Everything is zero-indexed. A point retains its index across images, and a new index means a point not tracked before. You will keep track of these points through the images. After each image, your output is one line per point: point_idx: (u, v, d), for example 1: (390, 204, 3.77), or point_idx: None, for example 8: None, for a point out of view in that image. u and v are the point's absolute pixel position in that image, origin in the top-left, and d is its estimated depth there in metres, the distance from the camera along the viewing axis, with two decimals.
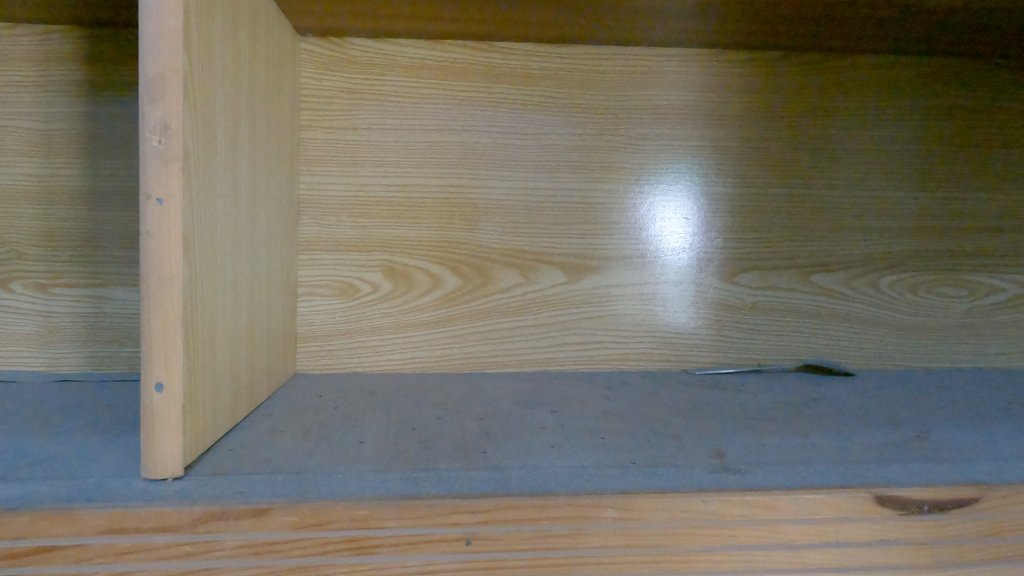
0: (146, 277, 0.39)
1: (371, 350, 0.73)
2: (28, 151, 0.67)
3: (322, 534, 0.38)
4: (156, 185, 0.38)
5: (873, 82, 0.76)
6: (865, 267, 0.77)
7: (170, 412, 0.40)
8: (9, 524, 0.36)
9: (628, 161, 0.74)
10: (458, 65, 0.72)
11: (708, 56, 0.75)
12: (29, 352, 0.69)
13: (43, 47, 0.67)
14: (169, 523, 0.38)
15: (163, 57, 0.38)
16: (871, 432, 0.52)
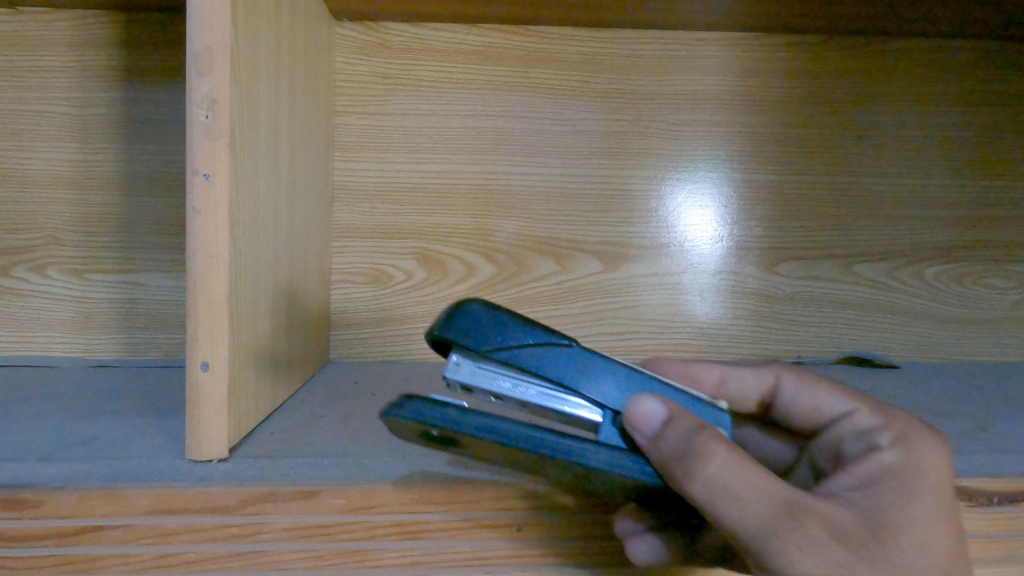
0: (192, 254, 0.38)
1: (405, 339, 0.72)
2: (66, 137, 0.67)
3: (372, 517, 0.38)
4: (202, 160, 0.38)
5: (920, 67, 0.74)
6: (909, 257, 0.75)
7: (216, 392, 0.39)
8: (58, 502, 0.36)
9: (665, 148, 0.73)
10: (495, 50, 0.71)
11: (746, 39, 0.73)
12: (64, 337, 0.69)
13: (81, 32, 0.67)
14: (217, 505, 0.37)
15: (210, 29, 0.37)
16: (923, 424, 0.51)
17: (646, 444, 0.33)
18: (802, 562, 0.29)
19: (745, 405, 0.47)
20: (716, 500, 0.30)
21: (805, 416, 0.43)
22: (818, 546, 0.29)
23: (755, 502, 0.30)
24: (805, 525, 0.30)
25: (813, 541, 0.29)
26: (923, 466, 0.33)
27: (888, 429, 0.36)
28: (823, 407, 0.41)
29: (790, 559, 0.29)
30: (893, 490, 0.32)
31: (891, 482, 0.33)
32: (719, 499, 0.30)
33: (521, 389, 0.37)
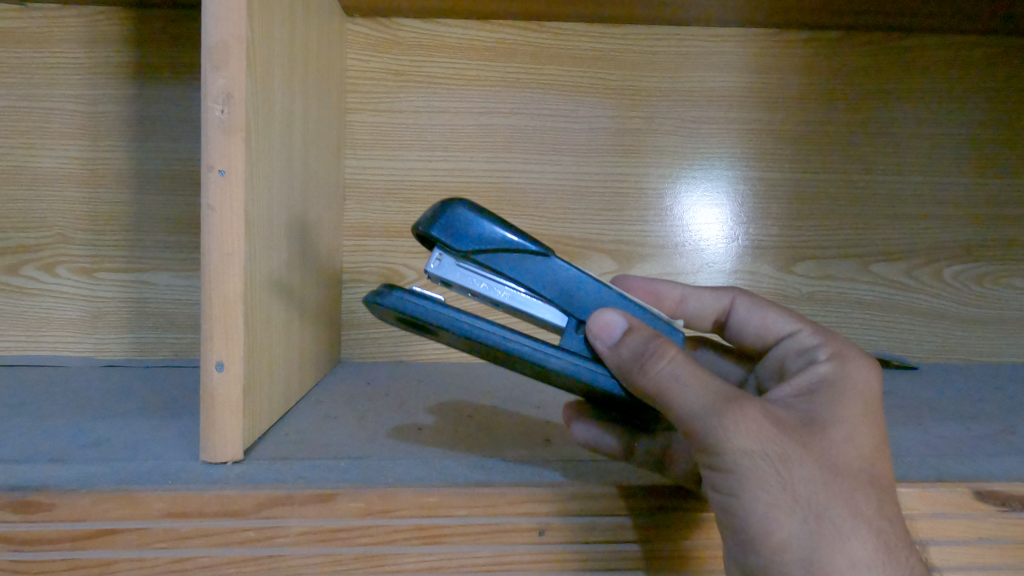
0: (207, 251, 0.37)
1: (417, 339, 0.71)
2: (76, 135, 0.67)
3: (390, 522, 0.37)
4: (218, 156, 0.37)
5: (939, 63, 0.73)
6: (928, 256, 0.74)
7: (230, 393, 0.38)
8: (71, 505, 0.35)
9: (680, 146, 0.72)
10: (508, 46, 0.70)
11: (761, 36, 0.72)
12: (73, 336, 0.68)
13: (91, 29, 0.66)
14: (232, 508, 0.36)
15: (225, 21, 0.37)
16: (948, 427, 0.50)
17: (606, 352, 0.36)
18: (744, 443, 0.31)
19: (701, 325, 0.52)
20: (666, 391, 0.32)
21: (751, 334, 0.47)
22: (760, 430, 0.31)
23: (700, 387, 0.32)
24: (744, 408, 0.31)
25: (752, 421, 0.31)
26: (856, 376, 0.36)
27: (826, 345, 0.39)
28: (769, 326, 0.46)
29: (731, 438, 0.31)
30: (827, 394, 0.35)
31: (827, 388, 0.35)
32: (668, 385, 0.32)
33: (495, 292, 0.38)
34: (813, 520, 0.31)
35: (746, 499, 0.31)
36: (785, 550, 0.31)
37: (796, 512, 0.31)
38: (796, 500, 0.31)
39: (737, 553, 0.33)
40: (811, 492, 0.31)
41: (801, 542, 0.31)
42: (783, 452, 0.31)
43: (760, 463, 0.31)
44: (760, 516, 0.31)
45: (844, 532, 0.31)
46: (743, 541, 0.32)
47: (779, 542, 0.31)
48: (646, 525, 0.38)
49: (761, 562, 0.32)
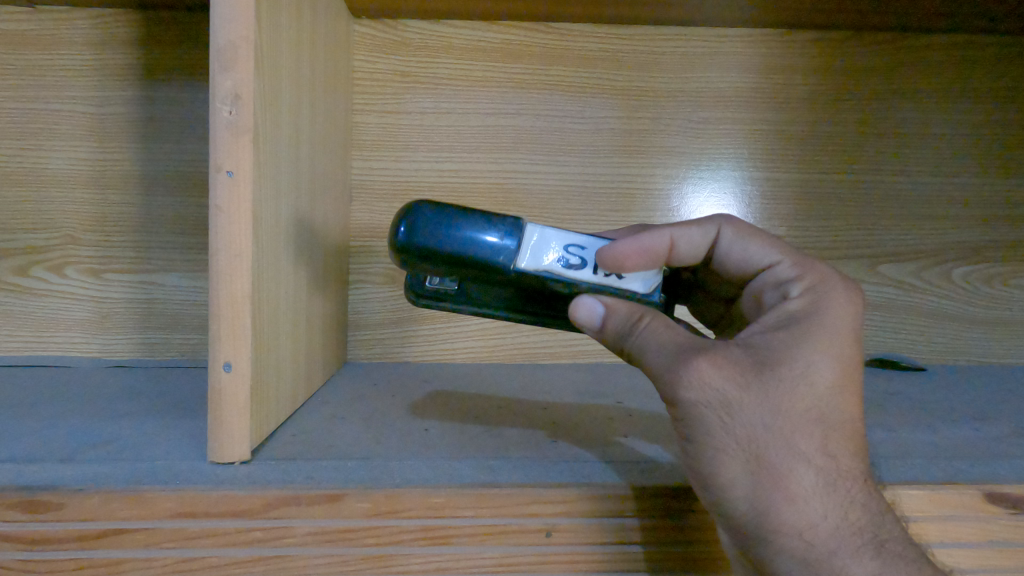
0: (215, 252, 0.37)
1: (423, 339, 0.71)
2: (84, 136, 0.67)
3: (397, 522, 0.37)
4: (226, 157, 0.37)
5: (947, 63, 0.73)
6: (937, 257, 0.74)
7: (238, 393, 0.39)
8: (80, 505, 0.35)
9: (687, 146, 0.72)
10: (515, 47, 0.70)
11: (768, 36, 0.72)
12: (81, 337, 0.68)
13: (99, 31, 0.67)
14: (239, 509, 0.36)
15: (234, 23, 0.37)
16: (956, 429, 0.50)
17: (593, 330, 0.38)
18: (689, 390, 0.33)
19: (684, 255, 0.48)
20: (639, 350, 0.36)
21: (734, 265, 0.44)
22: (705, 376, 0.33)
23: (665, 346, 0.35)
24: (699, 364, 0.33)
25: (703, 373, 0.33)
26: (825, 313, 0.36)
27: (801, 280, 0.39)
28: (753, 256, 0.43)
29: (681, 389, 0.34)
30: (791, 334, 0.35)
31: (793, 327, 0.36)
32: (641, 346, 0.35)
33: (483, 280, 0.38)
34: (755, 459, 0.33)
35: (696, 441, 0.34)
36: (729, 485, 0.34)
37: (739, 453, 0.33)
38: (738, 442, 0.33)
39: (695, 487, 0.36)
40: (751, 434, 0.33)
41: (743, 478, 0.33)
42: (728, 398, 0.33)
43: (705, 410, 0.33)
44: (708, 455, 0.34)
45: (784, 469, 0.33)
46: (696, 476, 0.35)
47: (724, 477, 0.34)
48: (658, 527, 0.38)
49: (712, 496, 0.35)
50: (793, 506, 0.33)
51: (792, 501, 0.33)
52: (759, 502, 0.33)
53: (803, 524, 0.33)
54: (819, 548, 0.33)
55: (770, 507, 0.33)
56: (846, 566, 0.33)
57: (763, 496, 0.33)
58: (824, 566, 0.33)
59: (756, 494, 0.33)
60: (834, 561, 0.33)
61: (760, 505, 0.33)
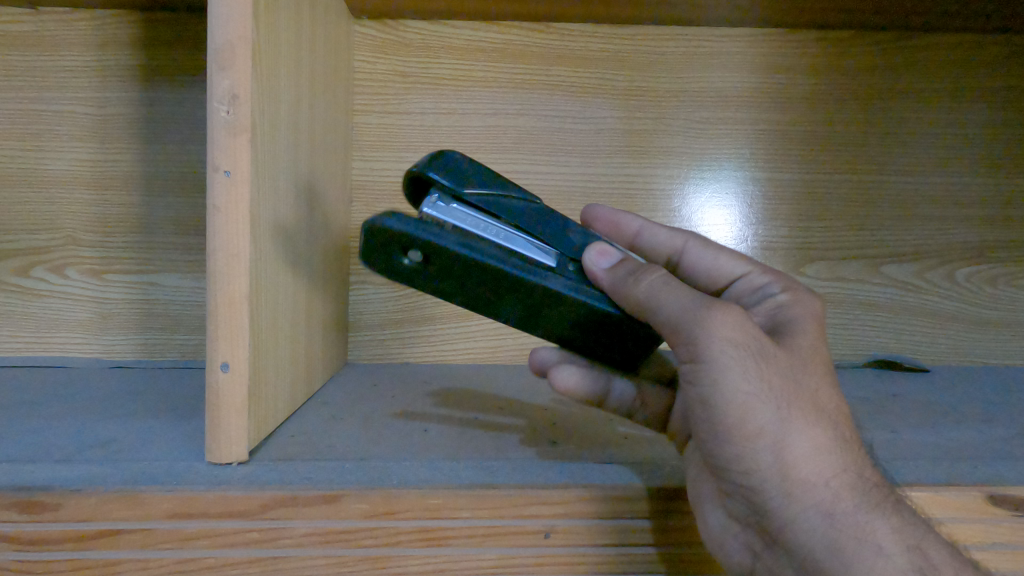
0: (213, 252, 0.37)
1: (423, 340, 0.71)
2: (85, 137, 0.67)
3: (395, 524, 0.36)
4: (223, 157, 0.37)
5: (950, 62, 0.72)
6: (940, 258, 0.73)
7: (236, 392, 0.38)
8: (77, 506, 0.35)
9: (688, 147, 0.71)
10: (515, 48, 0.70)
11: (770, 36, 0.71)
12: (83, 338, 0.68)
13: (100, 32, 0.67)
14: (236, 509, 0.36)
15: (232, 24, 0.37)
16: (962, 430, 0.49)
17: (600, 273, 0.38)
18: (724, 330, 0.33)
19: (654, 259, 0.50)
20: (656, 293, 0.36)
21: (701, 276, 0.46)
22: (738, 321, 0.33)
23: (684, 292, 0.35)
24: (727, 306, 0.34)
25: (733, 316, 0.33)
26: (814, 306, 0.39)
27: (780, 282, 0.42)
28: (719, 269, 0.45)
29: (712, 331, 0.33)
30: (786, 320, 0.38)
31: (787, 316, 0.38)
32: (655, 290, 0.36)
33: (490, 231, 0.37)
34: (785, 405, 0.33)
35: (726, 388, 0.33)
36: (759, 434, 0.33)
37: (771, 399, 0.33)
38: (770, 388, 0.33)
39: (711, 445, 0.35)
40: (782, 382, 0.33)
41: (774, 427, 0.33)
42: (756, 345, 0.33)
43: (737, 352, 0.33)
44: (737, 403, 0.33)
45: (811, 420, 0.33)
46: (716, 430, 0.34)
47: (755, 425, 0.33)
48: (663, 528, 0.38)
49: (736, 449, 0.33)
50: (820, 456, 0.33)
51: (819, 452, 0.33)
52: (787, 451, 0.33)
53: (828, 476, 0.33)
54: (846, 502, 0.33)
55: (799, 457, 0.33)
56: (871, 517, 0.33)
57: (792, 445, 0.33)
58: (850, 517, 0.32)
59: (786, 442, 0.33)
60: (859, 514, 0.33)
61: (786, 457, 0.33)
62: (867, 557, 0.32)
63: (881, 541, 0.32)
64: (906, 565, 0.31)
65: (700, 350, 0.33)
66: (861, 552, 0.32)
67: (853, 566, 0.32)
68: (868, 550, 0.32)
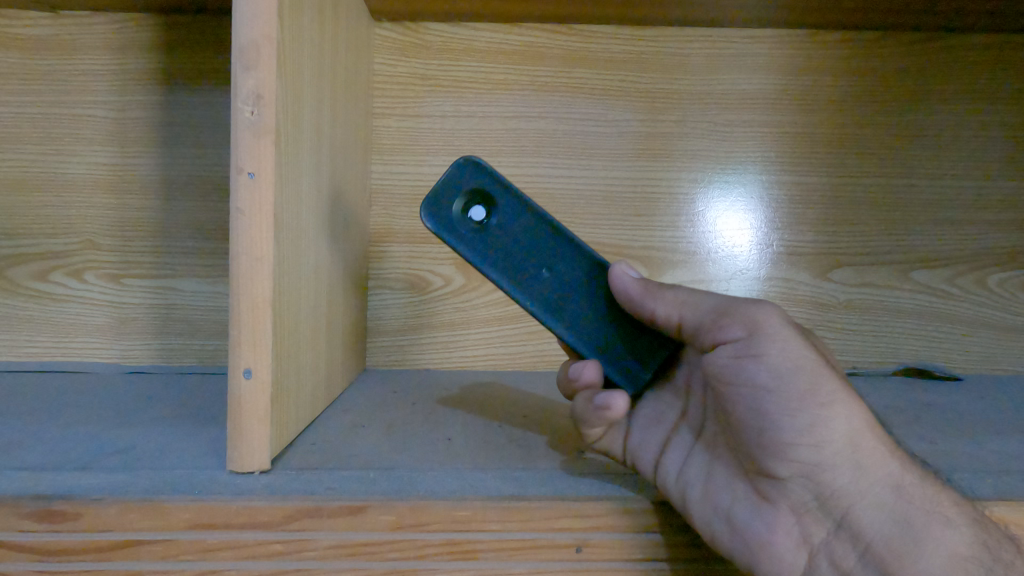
0: (236, 256, 0.36)
1: (442, 346, 0.70)
2: (105, 141, 0.67)
3: (421, 536, 0.35)
4: (248, 158, 0.36)
5: (980, 63, 0.71)
6: (971, 263, 0.72)
7: (258, 401, 0.37)
8: (97, 515, 0.34)
9: (711, 150, 0.70)
10: (536, 50, 0.69)
11: (796, 36, 0.70)
12: (101, 343, 0.68)
13: (120, 36, 0.67)
14: (259, 520, 0.35)
15: (257, 23, 0.36)
16: (1005, 441, 0.48)
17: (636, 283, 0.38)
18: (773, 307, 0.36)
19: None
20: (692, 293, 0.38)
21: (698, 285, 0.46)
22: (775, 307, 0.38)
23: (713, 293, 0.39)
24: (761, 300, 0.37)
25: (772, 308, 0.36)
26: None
27: None
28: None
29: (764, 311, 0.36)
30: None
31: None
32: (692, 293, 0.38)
33: None
34: (838, 382, 0.35)
35: (792, 359, 0.35)
36: (827, 404, 0.34)
37: (828, 374, 0.35)
38: (823, 365, 0.35)
39: (774, 422, 0.34)
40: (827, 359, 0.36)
41: (837, 401, 0.34)
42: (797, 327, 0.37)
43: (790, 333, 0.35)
44: (802, 377, 0.34)
45: (860, 395, 0.35)
46: (784, 404, 0.34)
47: (826, 395, 0.34)
48: (689, 542, 0.37)
49: (807, 422, 0.34)
50: (876, 430, 0.34)
51: (877, 424, 0.35)
52: (851, 425, 0.34)
53: (886, 449, 0.34)
54: (909, 475, 0.34)
55: (863, 430, 0.34)
56: (933, 491, 0.34)
57: (854, 419, 0.34)
58: (915, 490, 0.34)
59: (850, 413, 0.34)
60: (918, 486, 0.34)
61: (852, 429, 0.34)
62: (936, 528, 0.33)
63: (946, 513, 0.33)
64: (969, 536, 0.33)
65: (760, 324, 0.36)
66: (929, 524, 0.33)
67: (925, 537, 0.33)
68: (935, 521, 0.33)
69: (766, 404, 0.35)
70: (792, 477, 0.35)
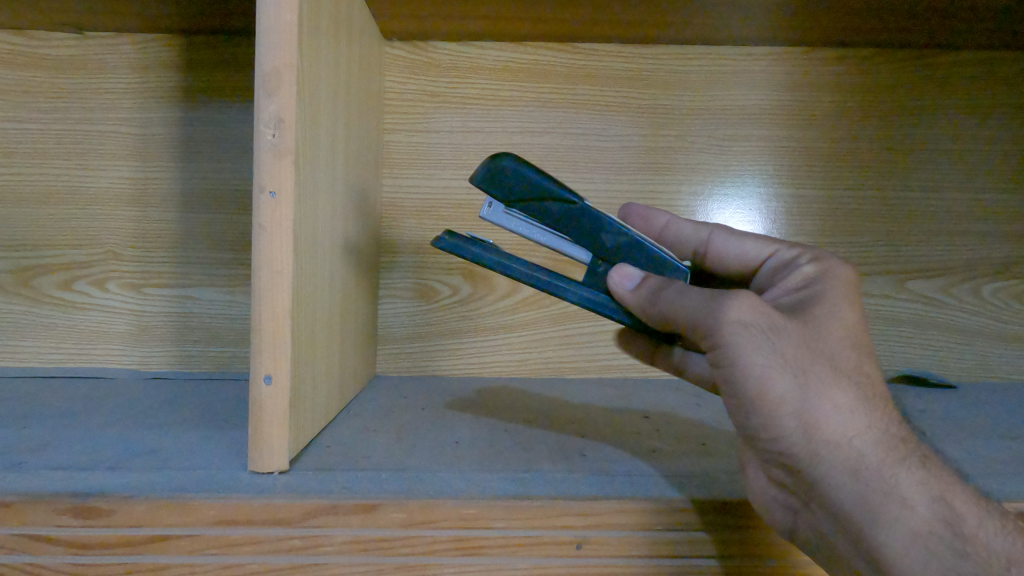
0: (258, 269, 0.39)
1: (450, 353, 0.72)
2: (127, 156, 0.70)
3: (431, 532, 0.38)
4: (269, 179, 0.39)
5: (972, 79, 0.73)
6: (965, 273, 0.73)
7: (278, 405, 0.40)
8: (128, 513, 0.37)
9: (711, 163, 0.72)
10: (541, 68, 0.71)
11: (794, 54, 0.72)
12: (122, 349, 0.71)
13: (142, 56, 0.70)
14: (279, 517, 0.37)
15: (278, 52, 0.38)
16: (993, 447, 0.50)
17: (626, 296, 0.40)
18: (735, 314, 0.34)
19: (678, 253, 0.53)
20: (678, 300, 0.37)
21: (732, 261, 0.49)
22: (750, 303, 0.34)
23: (699, 294, 0.36)
24: (737, 292, 0.35)
25: (745, 300, 0.34)
26: (831, 279, 0.38)
27: (806, 252, 0.42)
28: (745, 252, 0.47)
29: (729, 310, 0.34)
30: (809, 294, 0.38)
31: (810, 290, 0.38)
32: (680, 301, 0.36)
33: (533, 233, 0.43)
34: (803, 376, 0.33)
35: (743, 369, 0.34)
36: (779, 405, 0.34)
37: (788, 371, 0.33)
38: (786, 360, 0.33)
39: (740, 415, 0.36)
40: (798, 354, 0.33)
41: (793, 398, 0.33)
42: (769, 322, 0.34)
43: (753, 331, 0.33)
44: (757, 379, 0.34)
45: (827, 383, 0.34)
46: (742, 403, 0.35)
47: (776, 397, 0.34)
48: (698, 542, 0.39)
49: (762, 418, 0.35)
50: (840, 417, 0.33)
51: (839, 412, 0.33)
52: (808, 417, 0.33)
53: (849, 435, 0.33)
54: (870, 457, 0.33)
55: (822, 420, 0.33)
56: (895, 470, 0.33)
57: (811, 411, 0.33)
58: (874, 473, 0.33)
59: (804, 411, 0.33)
60: (884, 469, 0.33)
61: (808, 420, 0.34)
62: (891, 509, 0.33)
63: (905, 493, 0.33)
64: (930, 514, 0.33)
65: (718, 334, 0.34)
66: (886, 505, 0.33)
67: (882, 517, 0.33)
68: (891, 501, 0.33)
69: (732, 394, 0.35)
70: (767, 455, 0.36)
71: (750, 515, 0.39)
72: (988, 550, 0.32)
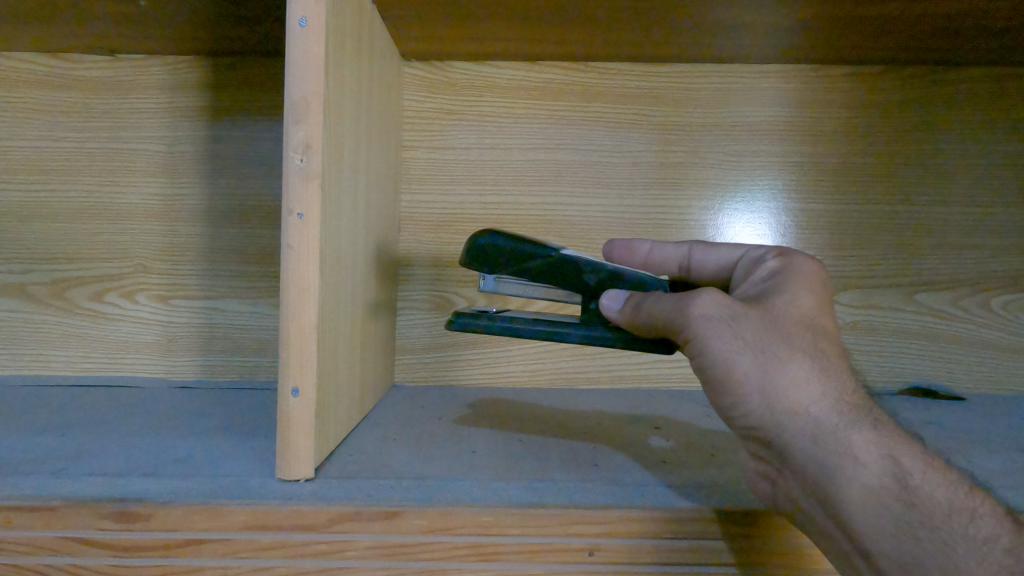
0: (286, 286, 0.41)
1: (466, 364, 0.74)
2: (155, 173, 0.73)
3: (449, 538, 0.39)
4: (297, 201, 0.41)
5: (982, 94, 0.74)
6: (974, 286, 0.74)
7: (303, 416, 0.42)
8: (164, 517, 0.39)
9: (721, 178, 0.74)
10: (555, 86, 0.73)
11: (804, 71, 0.74)
12: (150, 359, 0.73)
13: (171, 77, 0.72)
14: (306, 523, 0.39)
15: (307, 82, 0.41)
16: (992, 457, 0.51)
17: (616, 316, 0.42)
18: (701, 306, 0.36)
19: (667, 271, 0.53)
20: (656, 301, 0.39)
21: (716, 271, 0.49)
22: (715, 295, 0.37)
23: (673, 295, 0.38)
24: (703, 288, 0.37)
25: (709, 293, 0.37)
26: (798, 267, 0.39)
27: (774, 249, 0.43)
28: (726, 260, 0.48)
29: (695, 305, 0.37)
30: (773, 280, 0.39)
31: (774, 278, 0.39)
32: (658, 303, 0.39)
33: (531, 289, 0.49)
34: (761, 352, 0.35)
35: (710, 352, 0.36)
36: (741, 381, 0.35)
37: (748, 349, 0.35)
38: (745, 340, 0.35)
39: (715, 397, 0.38)
40: (756, 332, 0.35)
41: (754, 373, 0.35)
42: (730, 308, 0.36)
43: (717, 320, 0.36)
44: (721, 361, 0.36)
45: (784, 357, 0.35)
46: (713, 384, 0.37)
47: (737, 374, 0.35)
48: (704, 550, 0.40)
49: (730, 396, 0.36)
50: (798, 387, 0.35)
51: (796, 382, 0.35)
52: (768, 389, 0.35)
53: (806, 402, 0.34)
54: (826, 423, 0.34)
55: (780, 391, 0.35)
56: (850, 432, 0.34)
57: (771, 384, 0.35)
58: (833, 437, 0.34)
59: (764, 384, 0.35)
60: (839, 431, 0.34)
61: (768, 392, 0.35)
62: (845, 468, 0.33)
63: (858, 452, 0.33)
64: (881, 470, 0.33)
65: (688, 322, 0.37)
66: (841, 464, 0.33)
67: (839, 478, 0.33)
68: (846, 461, 0.33)
69: (706, 378, 0.37)
70: (742, 431, 0.38)
71: (756, 525, 0.40)
72: (936, 502, 0.32)
